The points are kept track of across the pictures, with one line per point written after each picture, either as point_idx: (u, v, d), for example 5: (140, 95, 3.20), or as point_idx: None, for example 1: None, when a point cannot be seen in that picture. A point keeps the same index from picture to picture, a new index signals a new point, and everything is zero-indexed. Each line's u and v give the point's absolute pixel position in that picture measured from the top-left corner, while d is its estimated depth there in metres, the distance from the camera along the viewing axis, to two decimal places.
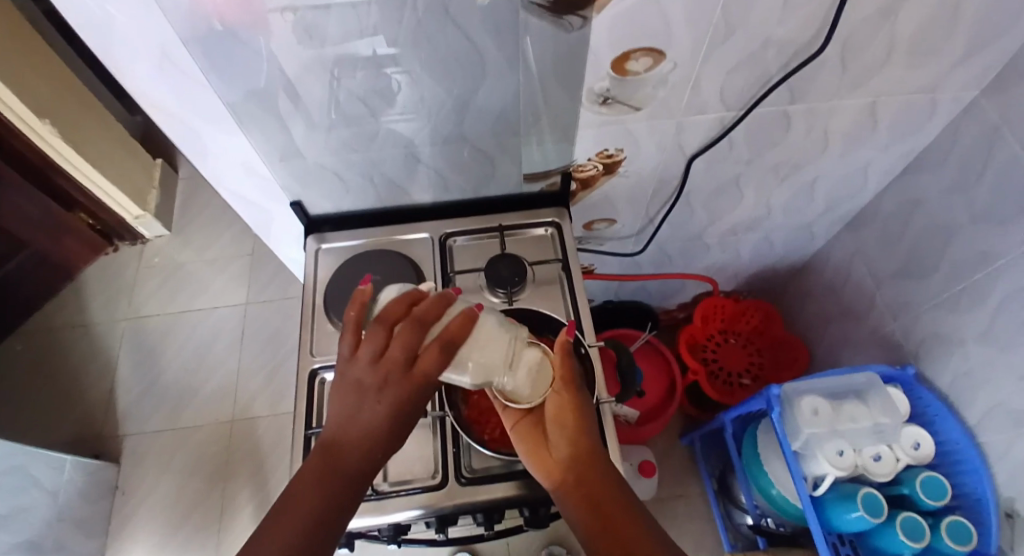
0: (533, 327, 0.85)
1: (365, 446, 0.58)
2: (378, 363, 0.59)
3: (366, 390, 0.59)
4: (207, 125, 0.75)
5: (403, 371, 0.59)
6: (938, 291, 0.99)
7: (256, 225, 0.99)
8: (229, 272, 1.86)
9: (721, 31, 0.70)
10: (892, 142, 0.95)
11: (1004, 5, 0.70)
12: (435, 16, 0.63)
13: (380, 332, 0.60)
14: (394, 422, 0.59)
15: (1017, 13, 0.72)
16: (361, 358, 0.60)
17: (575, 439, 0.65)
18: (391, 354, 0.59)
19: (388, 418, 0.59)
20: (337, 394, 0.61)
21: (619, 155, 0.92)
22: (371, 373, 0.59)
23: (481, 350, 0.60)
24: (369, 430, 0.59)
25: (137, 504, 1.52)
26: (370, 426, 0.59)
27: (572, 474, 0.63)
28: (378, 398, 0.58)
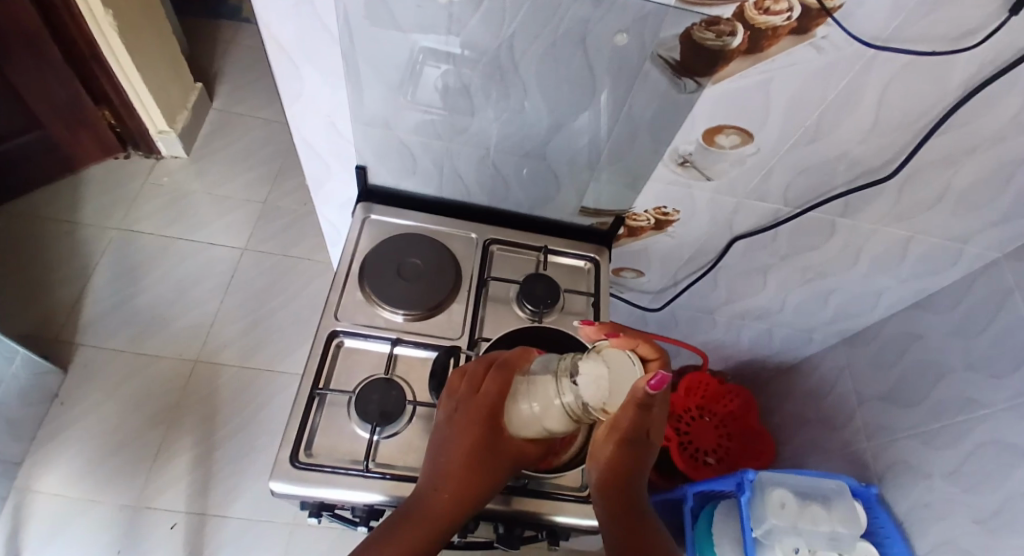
0: (555, 350, 0.85)
1: (487, 470, 0.64)
2: (491, 405, 0.67)
3: (484, 425, 0.66)
4: (314, 72, 0.77)
5: (494, 402, 0.67)
6: (916, 422, 1.05)
7: (312, 177, 1.01)
8: (237, 212, 1.82)
9: (809, 133, 0.76)
10: (912, 276, 1.03)
11: None
12: (570, 42, 0.67)
13: (493, 377, 0.68)
14: (507, 455, 0.66)
15: None
16: (473, 399, 0.68)
17: (637, 459, 0.66)
18: (505, 398, 0.67)
19: (504, 451, 0.66)
20: (447, 425, 0.68)
21: (674, 215, 0.97)
22: (486, 410, 0.66)
23: (544, 399, 0.63)
24: (488, 457, 0.65)
25: (72, 418, 1.45)
26: (487, 453, 0.65)
27: (620, 485, 0.65)
28: (492, 436, 0.66)
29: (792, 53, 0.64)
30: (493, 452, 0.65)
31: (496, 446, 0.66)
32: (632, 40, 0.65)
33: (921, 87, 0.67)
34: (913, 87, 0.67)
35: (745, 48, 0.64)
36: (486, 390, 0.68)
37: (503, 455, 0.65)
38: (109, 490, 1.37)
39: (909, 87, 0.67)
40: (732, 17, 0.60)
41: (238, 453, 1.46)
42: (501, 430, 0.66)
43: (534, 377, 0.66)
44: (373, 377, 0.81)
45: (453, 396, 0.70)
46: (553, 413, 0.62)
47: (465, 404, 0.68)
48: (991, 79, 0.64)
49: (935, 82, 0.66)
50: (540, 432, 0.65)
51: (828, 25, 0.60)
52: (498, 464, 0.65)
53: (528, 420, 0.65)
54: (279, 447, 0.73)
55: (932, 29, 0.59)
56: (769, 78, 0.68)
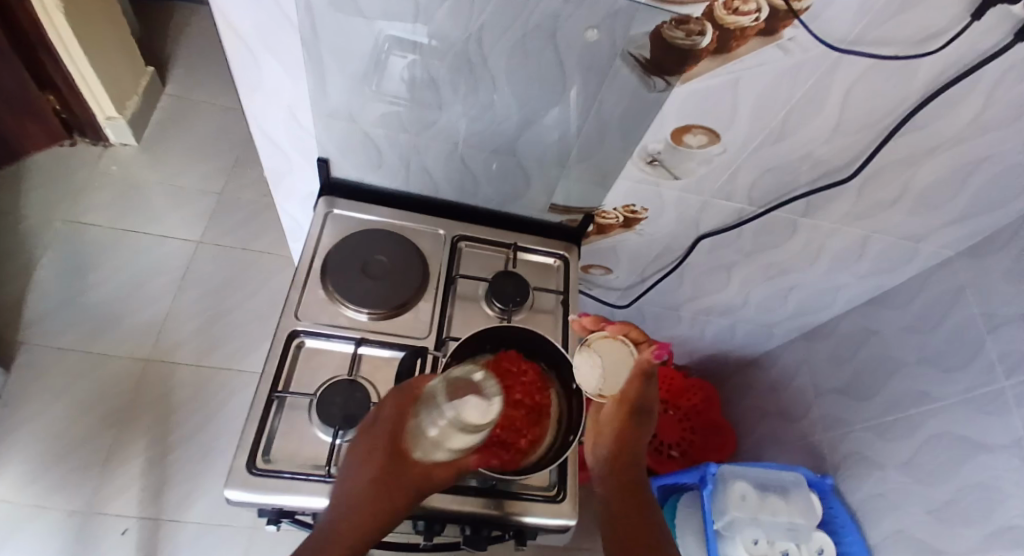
0: (524, 349, 0.84)
1: (389, 493, 0.60)
2: (393, 431, 0.63)
3: (385, 451, 0.62)
4: (272, 59, 0.73)
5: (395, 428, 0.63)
6: (871, 415, 1.09)
7: (270, 170, 0.97)
8: (192, 204, 1.74)
9: (774, 134, 0.77)
10: (867, 274, 1.07)
11: (996, 190, 0.82)
12: (540, 36, 0.65)
13: (392, 400, 0.65)
14: (412, 476, 0.61)
15: (1003, 200, 0.84)
16: (378, 424, 0.65)
17: (635, 437, 0.80)
18: (405, 420, 0.63)
19: (409, 475, 0.61)
20: (354, 454, 0.65)
21: (642, 213, 0.97)
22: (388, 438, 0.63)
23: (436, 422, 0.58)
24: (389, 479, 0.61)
25: (10, 422, 1.36)
26: (388, 475, 0.61)
27: (621, 463, 0.78)
28: (396, 463, 0.62)
29: (759, 54, 0.65)
30: (395, 475, 0.61)
31: (398, 467, 0.61)
32: (603, 36, 0.64)
33: (885, 87, 0.68)
34: (877, 87, 0.68)
35: (713, 48, 0.64)
36: (387, 414, 0.65)
37: (405, 476, 0.61)
38: (53, 498, 1.30)
39: (870, 88, 0.68)
40: (701, 16, 0.59)
41: (195, 456, 1.40)
42: (405, 453, 0.62)
43: (424, 394, 0.61)
44: (335, 378, 0.78)
45: (364, 424, 0.67)
46: (451, 433, 0.58)
47: (370, 434, 0.64)
48: (952, 81, 0.66)
49: (897, 83, 0.67)
50: (438, 450, 0.60)
51: (794, 27, 0.61)
52: (401, 486, 0.61)
53: (428, 441, 0.60)
54: (235, 453, 0.70)
55: (894, 32, 0.61)
56: (737, 78, 0.68)
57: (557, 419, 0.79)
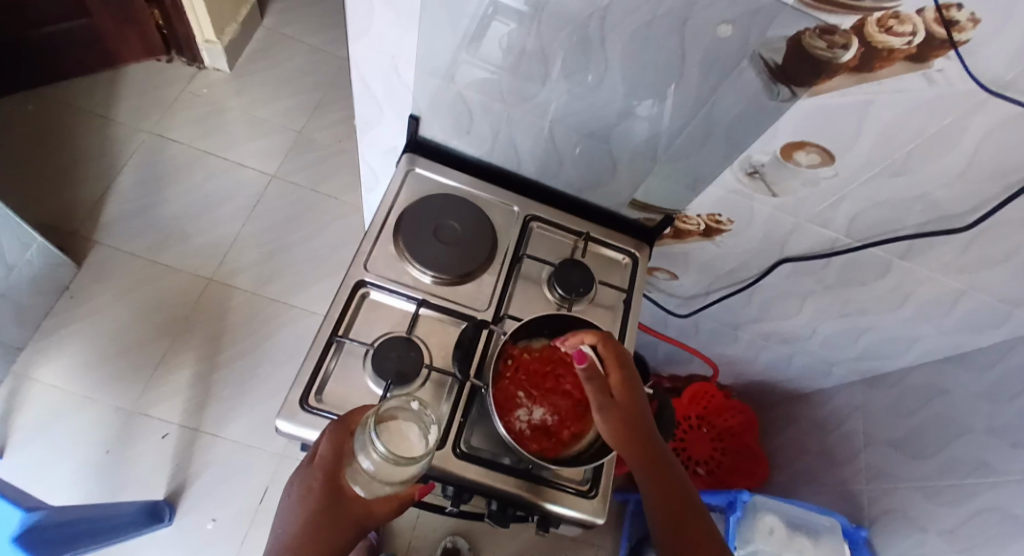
0: None
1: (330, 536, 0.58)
2: (330, 468, 0.60)
3: (325, 489, 0.60)
4: (387, 7, 0.73)
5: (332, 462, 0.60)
6: (922, 476, 1.03)
7: (360, 117, 0.97)
8: (270, 137, 1.78)
9: (895, 167, 0.71)
10: (953, 331, 1.00)
11: None
12: (668, 23, 0.62)
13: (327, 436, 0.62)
14: (353, 513, 0.59)
15: None
16: (312, 463, 0.61)
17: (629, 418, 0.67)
18: (339, 460, 0.60)
19: (347, 515, 0.59)
20: (293, 487, 0.62)
21: (726, 225, 0.93)
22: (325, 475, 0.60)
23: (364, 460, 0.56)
24: (330, 522, 0.59)
25: (81, 313, 1.45)
26: (329, 518, 0.59)
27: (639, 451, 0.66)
28: (336, 500, 0.59)
29: (902, 79, 0.60)
30: (332, 517, 0.59)
31: (336, 510, 0.59)
32: (736, 33, 0.60)
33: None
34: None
35: (854, 64, 0.59)
36: (322, 452, 0.61)
37: (345, 515, 0.59)
38: (108, 391, 1.39)
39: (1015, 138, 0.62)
40: (850, 29, 0.55)
41: (237, 379, 1.46)
42: (344, 487, 0.60)
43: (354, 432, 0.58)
44: (393, 334, 0.79)
45: (298, 461, 0.63)
46: (382, 473, 0.54)
47: (308, 470, 0.61)
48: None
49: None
50: (374, 488, 0.57)
51: (948, 58, 0.55)
52: (341, 528, 0.59)
53: (362, 482, 0.57)
54: (291, 387, 0.72)
55: None
56: (871, 100, 0.63)
57: None
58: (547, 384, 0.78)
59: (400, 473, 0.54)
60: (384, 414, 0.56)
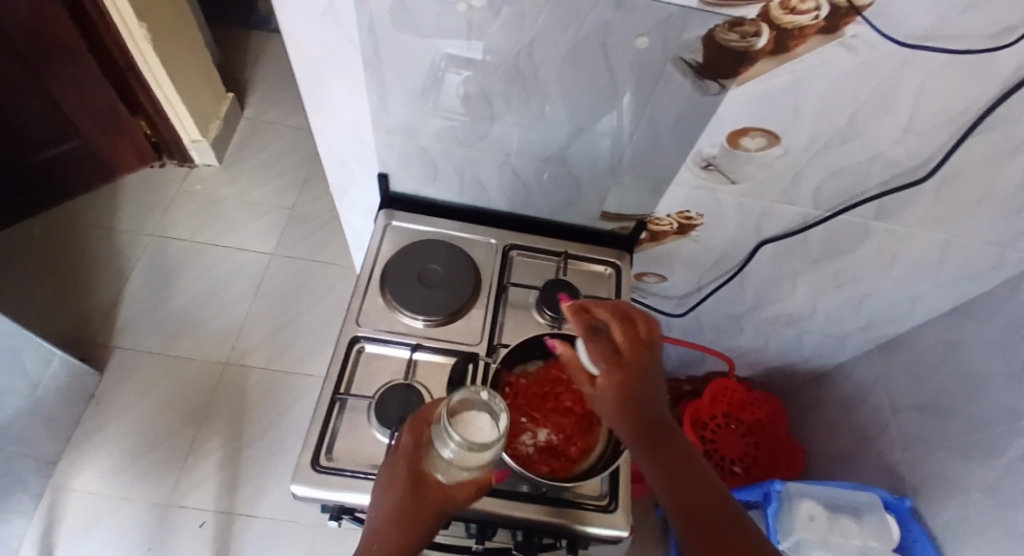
0: None
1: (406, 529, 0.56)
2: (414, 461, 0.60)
3: (409, 480, 0.59)
4: (337, 81, 0.78)
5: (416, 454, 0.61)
6: (954, 435, 1.00)
7: (336, 184, 1.03)
8: (264, 218, 1.86)
9: (840, 135, 0.73)
10: (952, 282, 0.99)
11: None
12: (589, 46, 0.66)
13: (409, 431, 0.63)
14: (429, 506, 0.57)
15: None
16: (396, 455, 0.62)
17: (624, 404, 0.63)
18: (422, 448, 0.61)
19: (425, 504, 0.57)
20: (379, 487, 0.62)
21: (698, 219, 0.94)
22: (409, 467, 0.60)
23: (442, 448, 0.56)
24: (406, 512, 0.56)
25: (108, 417, 1.50)
26: (405, 507, 0.57)
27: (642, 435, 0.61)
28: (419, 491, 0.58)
29: (821, 52, 0.62)
30: (409, 506, 0.57)
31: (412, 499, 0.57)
32: (654, 43, 0.64)
33: (963, 83, 0.63)
34: (952, 85, 0.64)
35: (770, 48, 0.62)
36: (404, 441, 0.63)
37: (419, 507, 0.57)
38: (142, 488, 1.42)
39: (942, 87, 0.64)
40: (756, 17, 0.58)
41: (264, 456, 1.48)
42: (426, 478, 0.59)
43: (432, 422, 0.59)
44: (392, 382, 0.81)
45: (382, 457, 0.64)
46: (461, 459, 0.54)
47: (393, 465, 0.61)
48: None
49: (979, 76, 0.62)
50: (451, 475, 0.57)
51: (857, 23, 0.58)
52: (417, 519, 0.56)
53: (441, 468, 0.57)
54: (301, 451, 0.74)
55: (974, 25, 0.56)
56: (797, 79, 0.66)
57: None
58: (548, 404, 0.79)
59: (477, 457, 0.54)
60: (458, 402, 0.57)
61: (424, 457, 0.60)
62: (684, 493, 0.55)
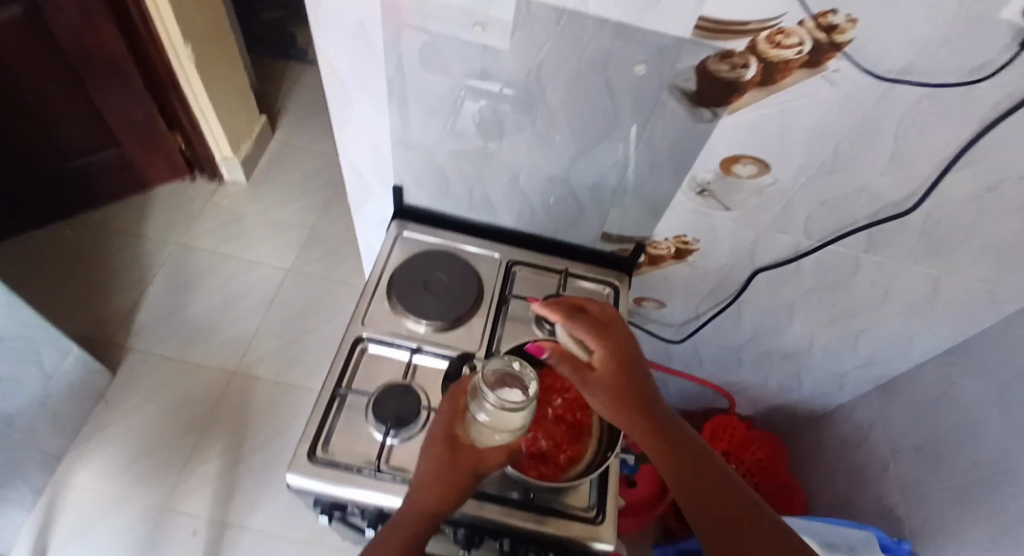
0: None
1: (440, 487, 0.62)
2: (447, 428, 0.66)
3: (443, 442, 0.64)
4: (362, 97, 0.85)
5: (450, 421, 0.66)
6: (954, 477, 0.99)
7: (353, 196, 1.09)
8: (283, 235, 1.94)
9: (827, 166, 0.78)
10: (947, 320, 1.00)
11: None
12: (593, 72, 0.72)
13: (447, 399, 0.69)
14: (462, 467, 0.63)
15: None
16: (434, 420, 0.68)
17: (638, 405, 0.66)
18: (458, 414, 0.67)
19: (463, 462, 0.63)
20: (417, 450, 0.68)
21: (694, 244, 0.98)
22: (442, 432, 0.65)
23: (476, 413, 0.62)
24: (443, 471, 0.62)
25: (114, 418, 1.53)
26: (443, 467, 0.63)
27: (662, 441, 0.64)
28: (453, 453, 0.64)
29: (804, 85, 0.67)
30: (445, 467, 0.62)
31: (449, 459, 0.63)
32: (651, 70, 0.70)
33: (937, 120, 0.68)
34: (927, 120, 0.68)
35: (758, 80, 0.68)
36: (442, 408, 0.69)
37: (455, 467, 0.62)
38: (139, 490, 1.43)
39: (919, 122, 0.69)
40: (745, 50, 0.64)
41: (264, 465, 1.50)
42: (460, 441, 0.64)
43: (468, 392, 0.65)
44: (391, 382, 0.84)
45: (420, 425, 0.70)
46: (494, 420, 0.60)
47: (429, 430, 0.67)
48: (1015, 110, 0.64)
49: (954, 112, 0.66)
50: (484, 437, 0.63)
51: (837, 58, 0.63)
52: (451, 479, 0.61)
53: (477, 431, 0.64)
54: (299, 441, 0.77)
55: (948, 63, 0.61)
56: (783, 109, 0.71)
57: (600, 434, 0.80)
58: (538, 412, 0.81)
59: (509, 420, 0.60)
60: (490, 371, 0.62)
61: (459, 423, 0.66)
62: (697, 492, 0.60)
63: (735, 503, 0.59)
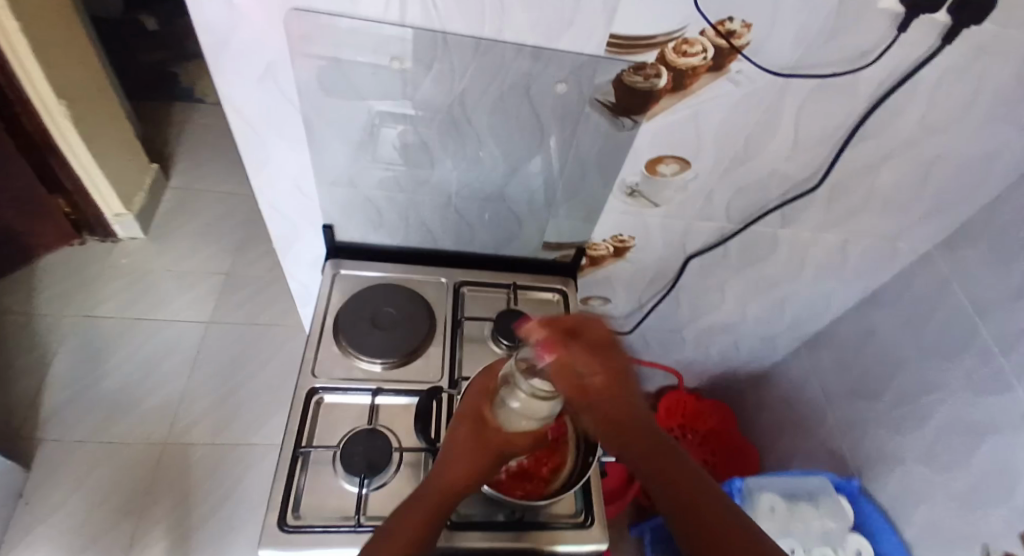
0: None
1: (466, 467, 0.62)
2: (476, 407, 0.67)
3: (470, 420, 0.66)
4: (278, 140, 0.81)
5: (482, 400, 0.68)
6: (883, 413, 1.11)
7: (279, 240, 1.03)
8: (200, 285, 1.80)
9: (740, 157, 0.84)
10: (855, 276, 1.11)
11: (959, 183, 0.88)
12: (517, 93, 0.73)
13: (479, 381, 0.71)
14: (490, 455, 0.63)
15: (967, 194, 0.89)
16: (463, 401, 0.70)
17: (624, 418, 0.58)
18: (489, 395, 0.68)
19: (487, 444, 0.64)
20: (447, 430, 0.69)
21: (630, 241, 1.03)
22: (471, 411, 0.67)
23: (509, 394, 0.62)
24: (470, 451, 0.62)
25: (31, 521, 1.35)
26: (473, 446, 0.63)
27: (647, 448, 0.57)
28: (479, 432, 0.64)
29: (713, 87, 0.72)
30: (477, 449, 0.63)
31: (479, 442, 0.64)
32: (571, 88, 0.72)
33: (828, 106, 0.76)
34: (820, 108, 0.76)
35: (671, 86, 0.72)
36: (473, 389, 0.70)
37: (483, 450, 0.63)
38: None
39: (815, 109, 0.76)
40: (655, 62, 0.68)
41: (220, 536, 1.39)
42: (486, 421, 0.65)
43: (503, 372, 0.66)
44: (356, 429, 0.81)
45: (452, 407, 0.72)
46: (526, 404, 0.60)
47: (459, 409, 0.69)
48: (892, 89, 0.72)
49: (847, 96, 0.74)
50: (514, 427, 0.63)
51: (739, 60, 0.68)
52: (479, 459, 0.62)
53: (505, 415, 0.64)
54: (266, 512, 0.72)
55: (835, 55, 0.68)
56: (696, 111, 0.76)
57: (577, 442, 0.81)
58: None
59: (540, 406, 0.60)
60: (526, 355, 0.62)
61: (487, 407, 0.67)
62: (676, 500, 0.52)
63: (715, 507, 0.51)
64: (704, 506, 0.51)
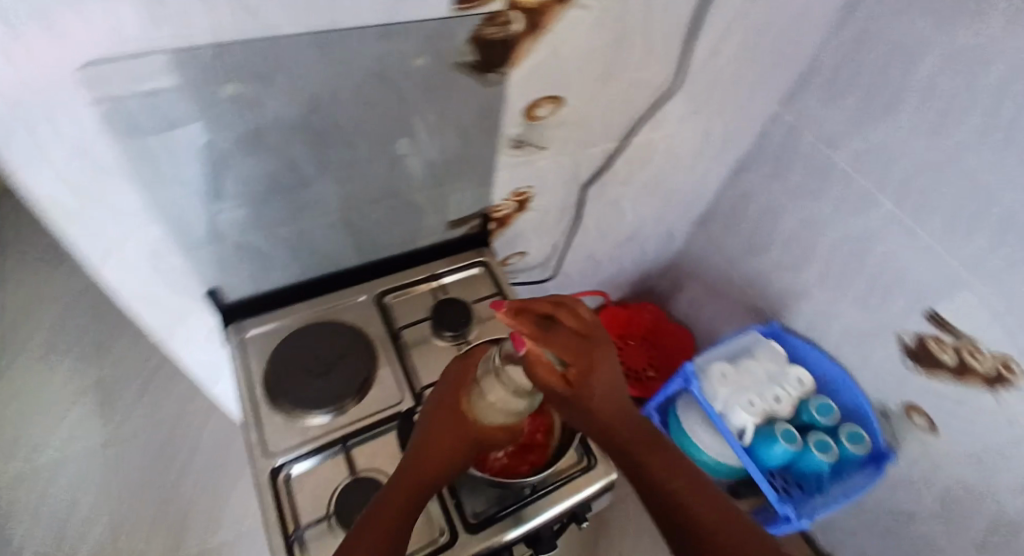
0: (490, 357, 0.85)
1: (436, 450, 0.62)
2: (456, 391, 0.66)
3: (448, 405, 0.65)
4: (112, 218, 0.67)
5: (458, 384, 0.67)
6: (782, 258, 1.26)
7: (158, 326, 0.88)
8: (73, 409, 1.53)
9: (605, 78, 0.85)
10: (723, 153, 1.22)
11: (787, 44, 0.98)
12: (377, 81, 0.66)
13: (454, 366, 0.69)
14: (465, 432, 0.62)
15: (792, 51, 1.00)
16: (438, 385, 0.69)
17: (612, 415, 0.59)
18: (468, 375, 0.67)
19: (462, 431, 0.63)
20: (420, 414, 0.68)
21: (530, 191, 1.02)
22: (450, 394, 0.65)
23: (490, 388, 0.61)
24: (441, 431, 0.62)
25: None
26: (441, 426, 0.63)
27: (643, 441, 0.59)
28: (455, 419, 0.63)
29: (566, 17, 0.71)
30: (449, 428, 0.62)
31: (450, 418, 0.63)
32: (431, 60, 0.67)
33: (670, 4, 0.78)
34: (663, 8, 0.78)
35: (527, 29, 0.69)
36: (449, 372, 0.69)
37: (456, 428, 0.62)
38: None
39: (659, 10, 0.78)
40: (506, 8, 0.64)
41: None
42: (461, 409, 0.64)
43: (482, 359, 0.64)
44: (341, 487, 0.75)
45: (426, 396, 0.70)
46: (507, 398, 0.60)
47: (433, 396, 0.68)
48: None
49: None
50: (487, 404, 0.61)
51: None
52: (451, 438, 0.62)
53: (479, 407, 0.63)
54: None
55: None
56: (557, 45, 0.74)
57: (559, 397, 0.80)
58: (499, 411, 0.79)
59: (514, 402, 0.61)
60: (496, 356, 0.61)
61: (461, 394, 0.65)
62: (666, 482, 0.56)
63: (712, 501, 0.55)
64: (697, 498, 0.55)
